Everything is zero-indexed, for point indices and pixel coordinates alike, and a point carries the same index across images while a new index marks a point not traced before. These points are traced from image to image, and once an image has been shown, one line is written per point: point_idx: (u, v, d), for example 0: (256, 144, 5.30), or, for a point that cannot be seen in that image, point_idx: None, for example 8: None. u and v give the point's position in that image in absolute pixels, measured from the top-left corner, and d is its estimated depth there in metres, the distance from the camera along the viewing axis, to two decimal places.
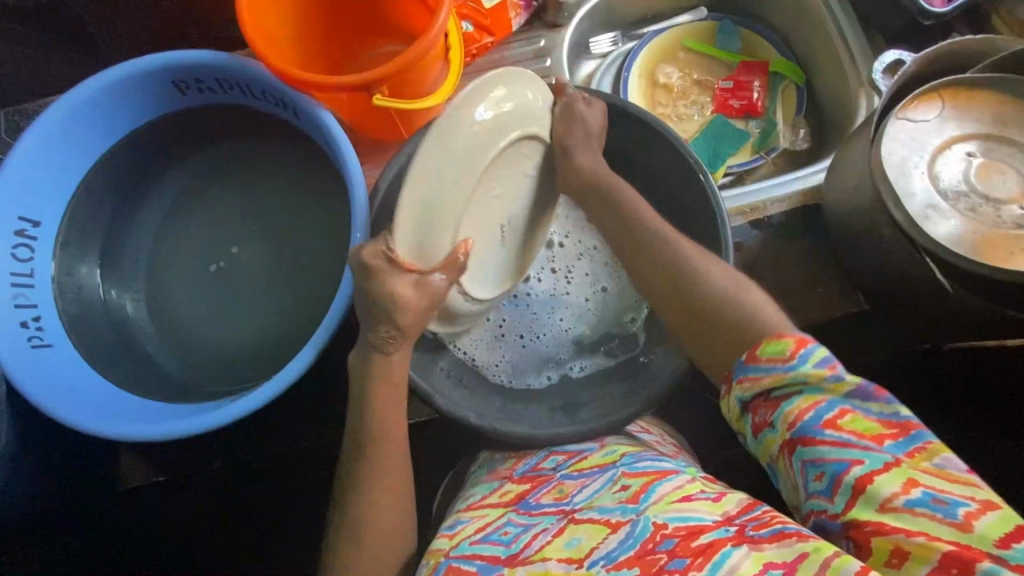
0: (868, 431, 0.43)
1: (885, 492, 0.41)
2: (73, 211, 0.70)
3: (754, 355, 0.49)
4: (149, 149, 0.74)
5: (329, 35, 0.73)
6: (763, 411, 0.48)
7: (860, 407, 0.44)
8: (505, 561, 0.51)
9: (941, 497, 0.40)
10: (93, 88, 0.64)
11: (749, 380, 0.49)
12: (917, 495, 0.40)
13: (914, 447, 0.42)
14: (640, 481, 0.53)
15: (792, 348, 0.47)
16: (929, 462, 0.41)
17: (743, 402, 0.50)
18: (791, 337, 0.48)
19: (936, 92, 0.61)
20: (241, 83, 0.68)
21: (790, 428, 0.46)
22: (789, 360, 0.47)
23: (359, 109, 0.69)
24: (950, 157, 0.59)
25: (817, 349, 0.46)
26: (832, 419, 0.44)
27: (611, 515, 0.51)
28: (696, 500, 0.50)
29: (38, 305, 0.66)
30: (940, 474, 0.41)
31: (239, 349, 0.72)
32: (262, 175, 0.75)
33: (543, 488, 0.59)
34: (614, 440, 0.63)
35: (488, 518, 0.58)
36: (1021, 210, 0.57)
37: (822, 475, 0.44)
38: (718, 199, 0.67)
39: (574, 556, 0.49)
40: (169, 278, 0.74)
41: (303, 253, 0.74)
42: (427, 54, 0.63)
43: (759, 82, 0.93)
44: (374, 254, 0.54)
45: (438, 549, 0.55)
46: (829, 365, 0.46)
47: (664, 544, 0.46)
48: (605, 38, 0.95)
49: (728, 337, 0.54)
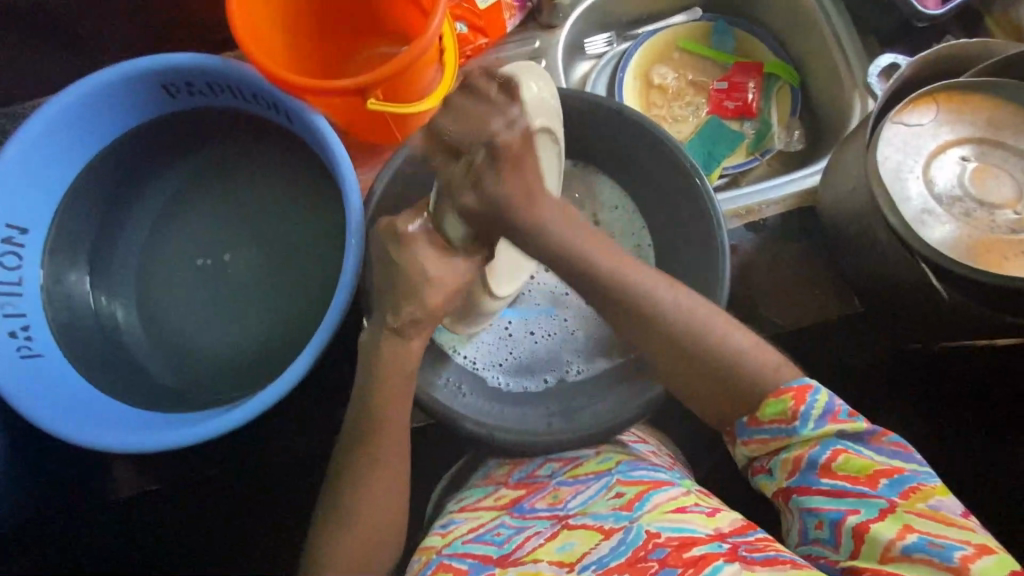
0: (864, 475, 0.45)
1: (884, 537, 0.43)
2: (61, 217, 0.69)
3: (755, 418, 0.50)
4: (138, 153, 0.72)
5: (322, 37, 0.72)
6: (763, 462, 0.50)
7: (855, 449, 0.46)
8: (496, 560, 0.53)
9: (936, 542, 0.42)
10: (79, 92, 0.63)
11: (751, 440, 0.50)
12: (914, 540, 0.42)
13: (908, 490, 0.44)
14: (635, 489, 0.54)
15: (791, 406, 0.48)
16: (923, 505, 0.43)
17: (747, 457, 0.52)
18: (790, 393, 0.48)
19: (931, 97, 0.61)
20: (232, 86, 0.67)
21: (788, 476, 0.48)
22: (791, 420, 0.48)
23: (353, 113, 0.68)
24: (945, 161, 0.59)
25: (816, 398, 0.47)
26: (828, 466, 0.46)
27: (604, 522, 0.52)
28: (690, 512, 0.50)
29: (26, 313, 0.65)
30: (935, 517, 0.43)
31: (233, 356, 0.71)
32: (254, 179, 0.74)
33: (538, 493, 0.60)
34: (609, 449, 0.63)
35: (481, 518, 0.59)
36: (1015, 214, 0.57)
37: (821, 522, 0.46)
38: (714, 203, 0.67)
39: (566, 560, 0.51)
40: (160, 284, 0.73)
41: (297, 258, 0.73)
42: (423, 58, 0.63)
43: (753, 84, 0.93)
44: (410, 232, 0.56)
45: (430, 546, 0.57)
46: (828, 417, 0.47)
47: (656, 553, 0.47)
48: (600, 39, 0.94)
49: (725, 390, 0.52)
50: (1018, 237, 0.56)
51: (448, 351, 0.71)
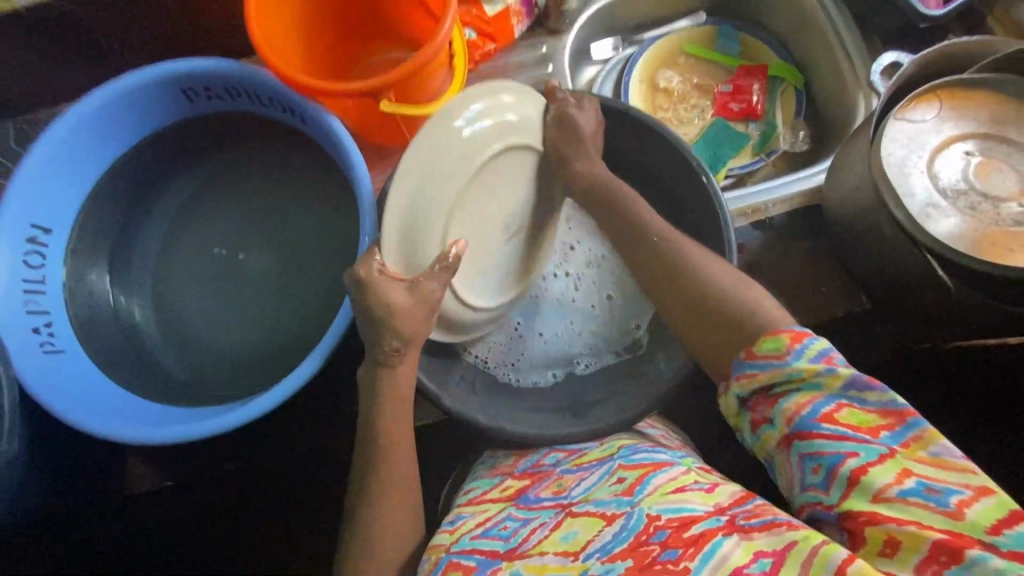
0: (864, 424, 0.44)
1: (879, 482, 0.42)
2: (83, 218, 0.71)
3: (751, 352, 0.50)
4: (158, 156, 0.75)
5: (335, 43, 0.74)
6: (762, 408, 0.50)
7: (856, 400, 0.45)
8: (503, 554, 0.51)
9: (933, 487, 0.41)
10: (103, 97, 0.66)
11: (747, 379, 0.50)
12: (911, 485, 0.41)
13: (908, 437, 0.43)
14: (635, 473, 0.54)
15: (788, 343, 0.48)
16: (923, 452, 0.42)
17: (742, 399, 0.51)
18: (788, 334, 0.49)
19: (934, 93, 0.62)
20: (248, 91, 0.69)
21: (787, 423, 0.47)
22: (785, 357, 0.48)
23: (365, 115, 0.70)
24: (949, 157, 0.60)
25: (813, 343, 0.48)
26: (828, 412, 0.45)
27: (606, 508, 0.51)
28: (688, 492, 0.50)
29: (49, 310, 0.67)
30: (934, 464, 0.41)
31: (247, 353, 0.73)
32: (269, 181, 0.76)
33: (542, 483, 0.59)
34: (613, 435, 0.63)
35: (487, 512, 0.58)
36: (1019, 207, 0.58)
37: (818, 467, 0.45)
38: (721, 201, 0.68)
39: (571, 549, 0.49)
40: (177, 283, 0.75)
41: (311, 257, 0.75)
42: (433, 61, 0.64)
43: (758, 86, 0.94)
44: (366, 267, 0.56)
45: (438, 545, 0.55)
46: (825, 359, 0.47)
47: (656, 536, 0.47)
48: (605, 44, 0.96)
49: (724, 332, 0.56)
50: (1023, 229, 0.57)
51: (460, 351, 0.72)
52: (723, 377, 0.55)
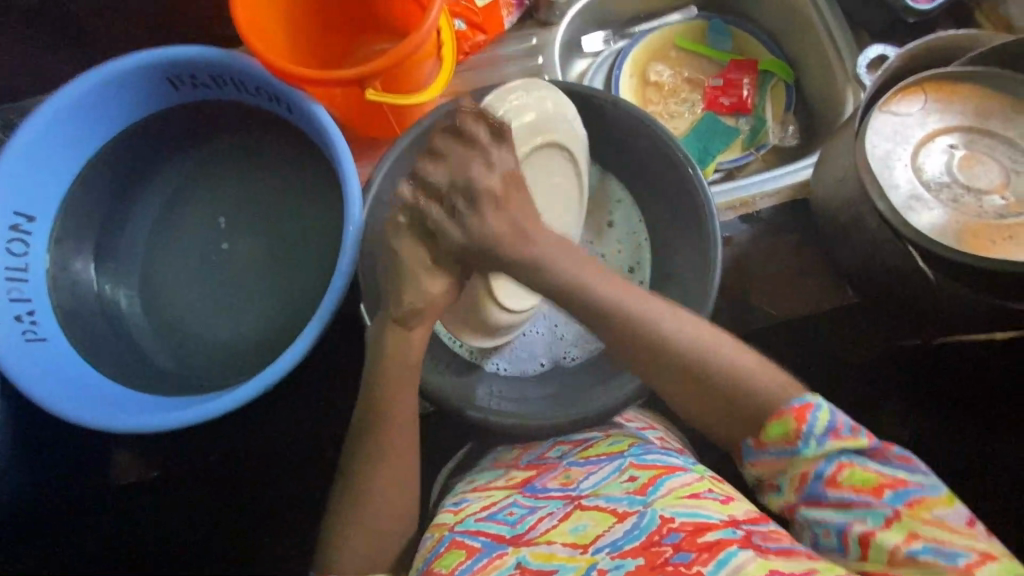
0: (867, 486, 0.44)
1: (890, 545, 0.42)
2: (67, 206, 0.71)
3: (759, 440, 0.48)
4: (142, 145, 0.74)
5: (324, 33, 0.74)
6: (768, 476, 0.49)
7: (858, 461, 0.45)
8: (509, 540, 0.52)
9: (942, 549, 0.41)
10: (86, 84, 0.65)
11: (761, 463, 0.48)
12: (920, 546, 0.41)
13: (911, 499, 0.43)
14: (648, 472, 0.53)
15: (793, 426, 0.46)
16: (928, 513, 0.42)
17: (749, 470, 0.51)
18: (791, 413, 0.46)
19: (919, 87, 0.62)
20: (233, 79, 0.69)
21: (794, 491, 0.47)
22: (794, 441, 0.46)
23: (352, 104, 0.70)
24: (933, 150, 0.60)
25: (817, 417, 0.46)
26: (833, 479, 0.45)
27: (618, 505, 0.51)
28: (704, 499, 0.50)
29: (32, 298, 0.67)
30: (939, 524, 0.42)
31: (230, 343, 0.72)
32: (256, 171, 0.76)
33: (549, 474, 0.59)
34: (619, 432, 0.63)
35: (493, 497, 0.58)
36: (1003, 200, 0.58)
37: (827, 531, 0.45)
38: (707, 195, 0.68)
39: (579, 541, 0.50)
40: (162, 272, 0.75)
41: (297, 248, 0.74)
42: (420, 49, 0.64)
43: (748, 81, 0.94)
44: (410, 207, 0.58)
45: (443, 522, 0.56)
46: (830, 435, 0.45)
47: (669, 538, 0.46)
48: (597, 37, 0.96)
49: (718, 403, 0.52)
50: (1006, 222, 0.57)
51: (446, 341, 0.71)
52: (735, 446, 0.52)
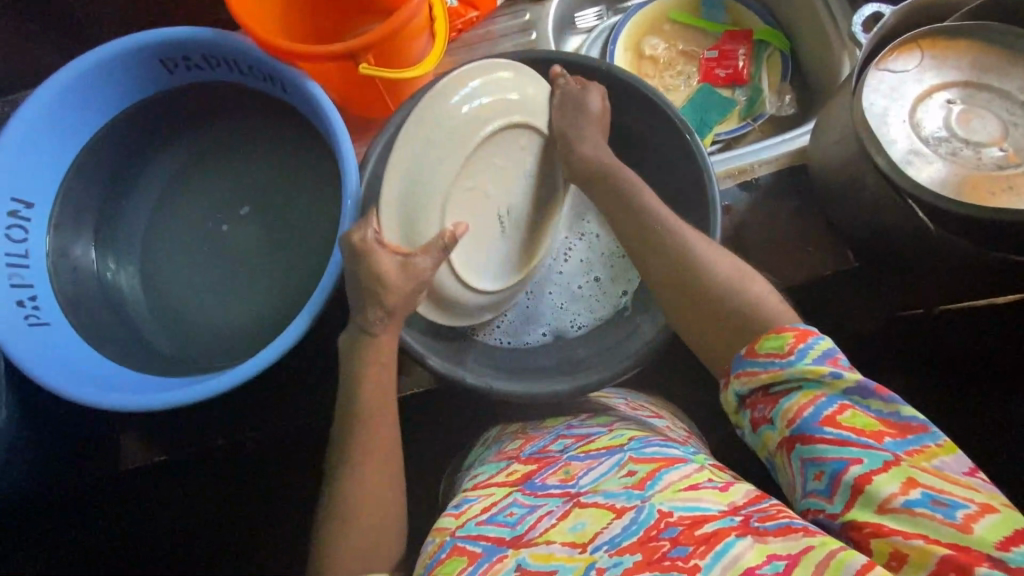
0: (867, 428, 0.43)
1: (885, 491, 0.40)
2: (66, 191, 0.71)
3: (753, 349, 0.49)
4: (137, 132, 0.74)
5: (315, 12, 0.74)
6: (762, 408, 0.48)
7: (860, 403, 0.44)
8: (509, 542, 0.49)
9: (940, 499, 0.39)
10: (80, 67, 0.65)
11: (747, 374, 0.48)
12: (916, 496, 0.40)
13: (913, 447, 0.42)
14: (647, 467, 0.51)
15: (791, 342, 0.47)
16: (928, 463, 0.41)
17: (741, 396, 0.50)
18: (791, 332, 0.47)
19: (915, 43, 0.62)
20: (227, 59, 0.69)
21: (788, 425, 0.45)
22: (787, 356, 0.46)
23: (346, 80, 0.70)
24: (931, 105, 0.60)
25: (817, 342, 0.46)
26: (831, 416, 0.44)
27: (616, 500, 0.49)
28: (703, 490, 0.48)
29: (33, 285, 0.67)
30: (939, 474, 0.40)
31: (229, 324, 0.73)
32: (253, 154, 0.76)
33: (550, 468, 0.56)
34: (622, 424, 0.60)
35: (493, 497, 0.55)
36: (1000, 151, 0.58)
37: (820, 473, 0.43)
38: (706, 160, 0.67)
39: (579, 540, 0.47)
40: (162, 257, 0.75)
41: (296, 228, 0.74)
42: (412, 22, 0.64)
43: (743, 51, 0.93)
44: (361, 232, 0.58)
45: (443, 527, 0.53)
46: (828, 360, 0.45)
47: (667, 532, 0.45)
48: (589, 13, 0.96)
49: (708, 306, 0.55)
50: (1005, 172, 0.57)
51: None
52: (723, 371, 0.53)
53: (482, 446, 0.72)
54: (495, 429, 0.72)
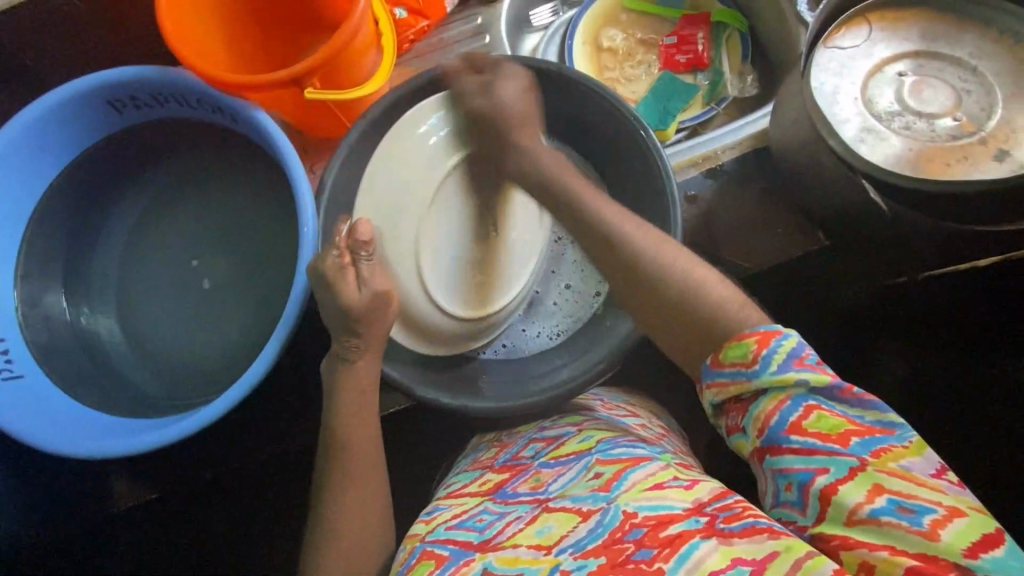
0: (833, 432, 0.41)
1: (850, 502, 0.39)
2: (30, 243, 0.71)
3: (717, 359, 0.45)
4: (95, 175, 0.74)
5: (263, 38, 0.74)
6: (734, 415, 0.45)
7: (826, 403, 0.42)
8: (477, 545, 0.48)
9: (906, 505, 0.38)
10: (28, 119, 0.65)
11: (718, 386, 0.45)
12: (882, 503, 0.38)
13: (878, 448, 0.40)
14: (613, 468, 0.50)
15: (755, 350, 0.43)
16: (894, 464, 0.39)
17: (715, 405, 0.47)
18: (755, 336, 0.44)
19: (862, 17, 0.61)
20: (175, 95, 0.68)
21: (759, 435, 0.43)
22: (752, 365, 0.43)
23: (297, 105, 0.69)
24: (882, 79, 0.59)
25: (781, 344, 0.43)
26: (797, 423, 0.41)
27: (583, 503, 0.48)
28: (668, 488, 0.47)
29: (4, 338, 0.67)
30: (907, 477, 0.39)
31: (205, 359, 0.73)
32: (213, 187, 0.76)
33: (521, 477, 0.56)
34: (591, 425, 0.59)
35: (465, 505, 0.55)
36: (955, 121, 0.57)
37: (790, 484, 0.42)
38: (661, 153, 0.67)
39: (544, 543, 0.46)
40: (135, 298, 0.75)
41: (262, 257, 0.74)
42: (355, 40, 0.64)
43: (702, 35, 0.92)
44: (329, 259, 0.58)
45: (415, 533, 0.53)
46: (794, 361, 0.42)
47: (632, 534, 0.44)
48: (544, 10, 0.94)
49: (672, 312, 0.50)
50: (960, 142, 0.56)
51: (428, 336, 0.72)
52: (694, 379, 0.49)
53: (462, 456, 0.71)
54: (475, 437, 0.72)
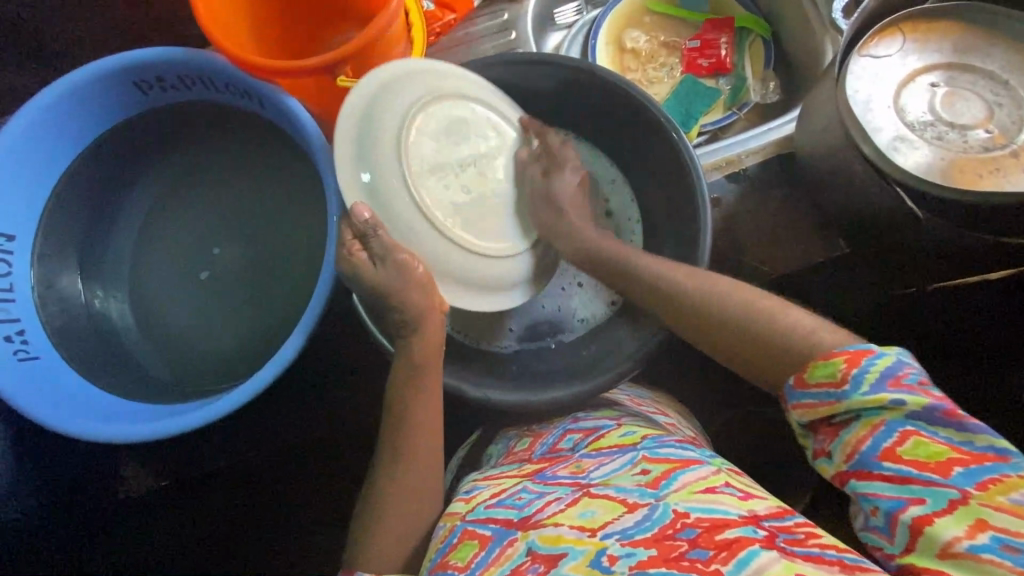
0: (932, 460, 0.37)
1: (945, 535, 0.36)
2: (47, 223, 0.69)
3: (801, 381, 0.43)
4: (115, 157, 0.73)
5: (290, 26, 0.73)
6: (820, 438, 0.43)
7: (926, 429, 0.38)
8: (518, 524, 0.48)
9: (1014, 543, 0.34)
10: (50, 96, 0.63)
11: (805, 408, 0.43)
12: (984, 540, 0.35)
13: (987, 479, 0.36)
14: (661, 467, 0.51)
15: (843, 369, 0.41)
16: (1004, 498, 0.35)
17: (804, 426, 0.44)
18: (841, 356, 0.41)
19: (896, 27, 0.61)
20: (203, 78, 0.68)
21: (846, 459, 0.41)
22: (842, 385, 0.40)
23: (326, 93, 0.69)
24: (915, 89, 0.60)
25: (874, 364, 0.39)
26: (889, 449, 0.38)
27: (628, 495, 0.48)
28: (720, 493, 0.47)
29: (21, 318, 0.66)
30: (1019, 513, 0.34)
31: (222, 347, 0.72)
32: (236, 173, 0.76)
33: (560, 464, 0.56)
34: (631, 421, 0.61)
35: (503, 485, 0.56)
36: (987, 133, 0.58)
37: (875, 509, 0.39)
38: (692, 155, 0.67)
39: (587, 525, 0.46)
40: (151, 283, 0.74)
41: (284, 245, 0.74)
42: (388, 31, 0.63)
43: (726, 39, 0.93)
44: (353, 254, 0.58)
45: (454, 512, 0.54)
46: (889, 382, 0.39)
47: (684, 533, 0.44)
48: (569, 8, 0.94)
49: (721, 327, 0.53)
50: (992, 154, 0.56)
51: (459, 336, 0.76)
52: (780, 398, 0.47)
53: (490, 445, 0.71)
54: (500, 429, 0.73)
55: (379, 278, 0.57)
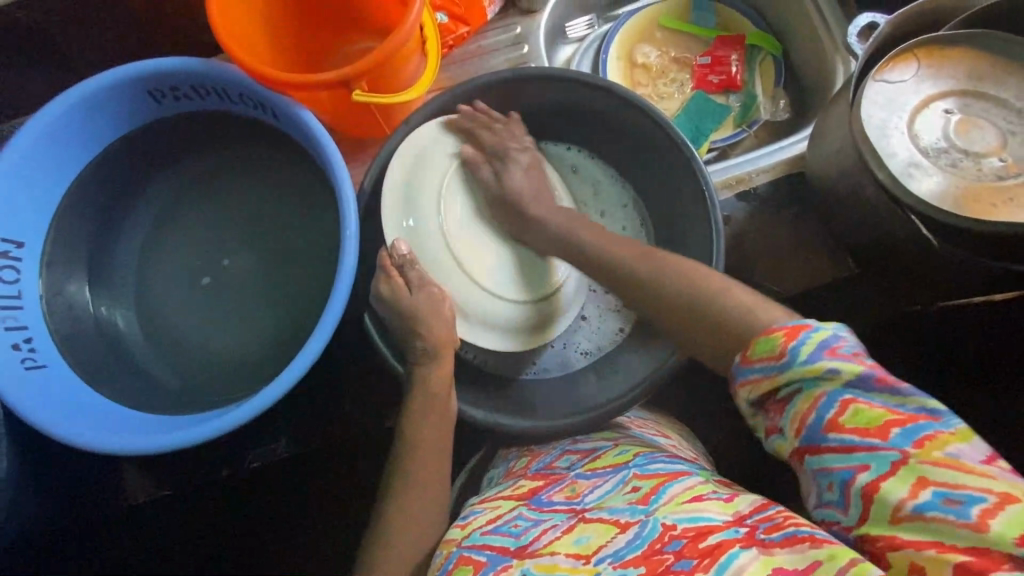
0: (872, 426, 0.39)
1: (893, 498, 0.38)
2: (56, 230, 0.69)
3: (746, 357, 0.44)
4: (125, 164, 0.72)
5: (304, 37, 0.73)
6: (773, 416, 0.44)
7: (863, 395, 0.40)
8: (513, 552, 0.48)
9: (952, 497, 0.36)
10: (63, 103, 0.63)
11: (751, 383, 0.44)
12: (927, 498, 0.37)
13: (922, 437, 0.38)
14: (650, 482, 0.51)
15: (782, 344, 0.42)
16: (940, 453, 0.37)
17: (752, 403, 0.45)
18: (782, 331, 0.42)
19: (911, 53, 0.62)
20: (217, 88, 0.67)
21: (796, 435, 0.42)
22: (781, 358, 0.42)
23: (339, 105, 0.69)
24: (929, 115, 0.60)
25: (810, 337, 0.41)
26: (835, 420, 0.40)
27: (620, 515, 0.49)
28: (707, 501, 0.47)
29: (28, 326, 0.65)
30: (952, 465, 0.37)
31: (229, 357, 0.72)
32: (247, 183, 0.76)
33: (555, 486, 0.56)
34: (627, 440, 0.61)
35: (500, 509, 0.55)
36: (1001, 161, 0.58)
37: (830, 483, 0.40)
38: (707, 176, 0.67)
39: (582, 552, 0.47)
40: (159, 291, 0.74)
41: (295, 257, 0.74)
42: (404, 47, 0.63)
43: (736, 57, 0.93)
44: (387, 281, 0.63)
45: (451, 538, 0.53)
46: (825, 352, 0.41)
47: (671, 545, 0.44)
48: (580, 22, 0.95)
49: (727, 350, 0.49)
50: (1005, 183, 0.57)
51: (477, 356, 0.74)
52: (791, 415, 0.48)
53: (491, 465, 0.72)
54: (501, 449, 0.73)
55: (414, 304, 0.62)
